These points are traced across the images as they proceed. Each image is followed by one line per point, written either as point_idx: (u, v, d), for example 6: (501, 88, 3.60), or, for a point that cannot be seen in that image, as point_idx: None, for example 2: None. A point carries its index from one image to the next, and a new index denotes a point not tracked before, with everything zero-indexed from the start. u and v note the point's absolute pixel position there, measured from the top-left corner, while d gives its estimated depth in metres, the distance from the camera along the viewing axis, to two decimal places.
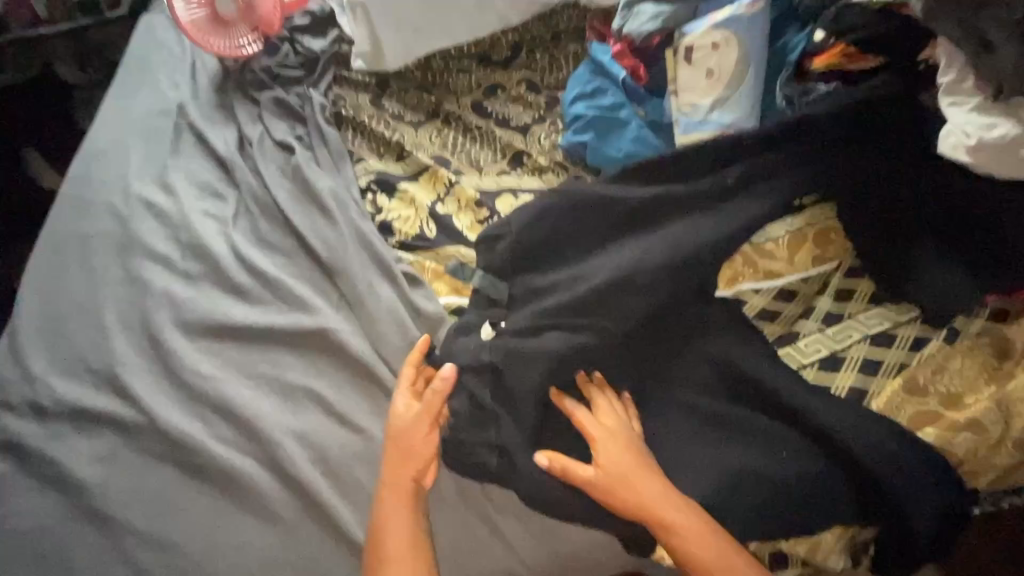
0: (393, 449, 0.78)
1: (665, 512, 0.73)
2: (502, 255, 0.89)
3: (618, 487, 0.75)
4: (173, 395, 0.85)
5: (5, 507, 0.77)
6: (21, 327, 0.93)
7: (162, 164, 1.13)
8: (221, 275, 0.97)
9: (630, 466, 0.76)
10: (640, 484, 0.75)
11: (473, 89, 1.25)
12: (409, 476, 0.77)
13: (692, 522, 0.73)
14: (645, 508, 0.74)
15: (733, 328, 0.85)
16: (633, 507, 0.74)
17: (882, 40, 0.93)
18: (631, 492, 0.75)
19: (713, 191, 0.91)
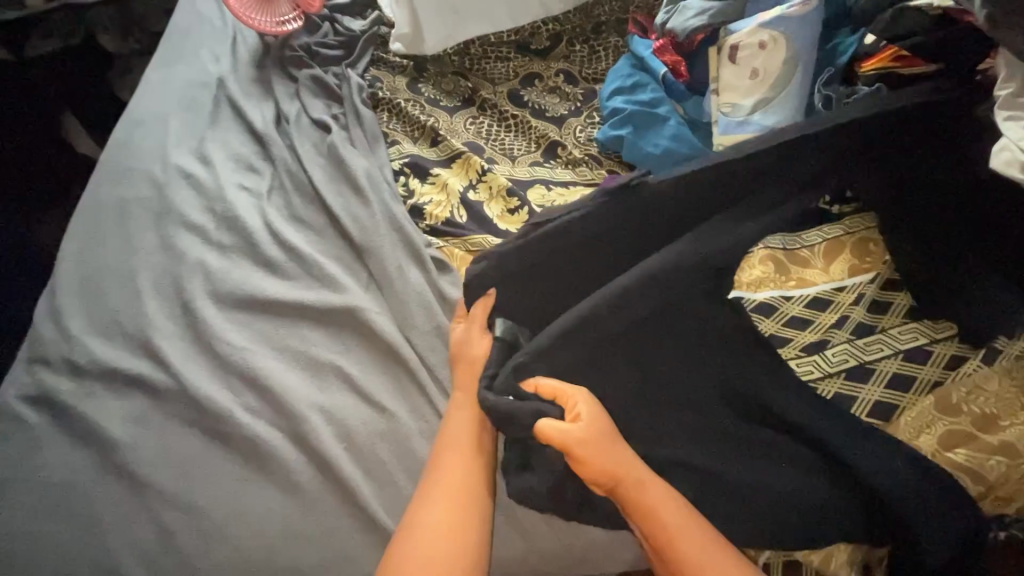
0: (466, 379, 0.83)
1: (643, 480, 0.73)
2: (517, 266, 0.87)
3: (600, 444, 0.73)
4: (204, 362, 0.86)
5: (36, 458, 0.79)
6: (61, 284, 0.96)
7: (201, 135, 1.14)
8: (254, 248, 0.98)
9: (607, 426, 0.75)
10: (621, 448, 0.74)
11: (510, 77, 1.24)
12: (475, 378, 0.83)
13: (671, 498, 0.72)
14: (621, 471, 0.72)
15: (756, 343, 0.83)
16: (613, 469, 0.72)
17: (934, 44, 0.89)
18: (611, 455, 0.73)
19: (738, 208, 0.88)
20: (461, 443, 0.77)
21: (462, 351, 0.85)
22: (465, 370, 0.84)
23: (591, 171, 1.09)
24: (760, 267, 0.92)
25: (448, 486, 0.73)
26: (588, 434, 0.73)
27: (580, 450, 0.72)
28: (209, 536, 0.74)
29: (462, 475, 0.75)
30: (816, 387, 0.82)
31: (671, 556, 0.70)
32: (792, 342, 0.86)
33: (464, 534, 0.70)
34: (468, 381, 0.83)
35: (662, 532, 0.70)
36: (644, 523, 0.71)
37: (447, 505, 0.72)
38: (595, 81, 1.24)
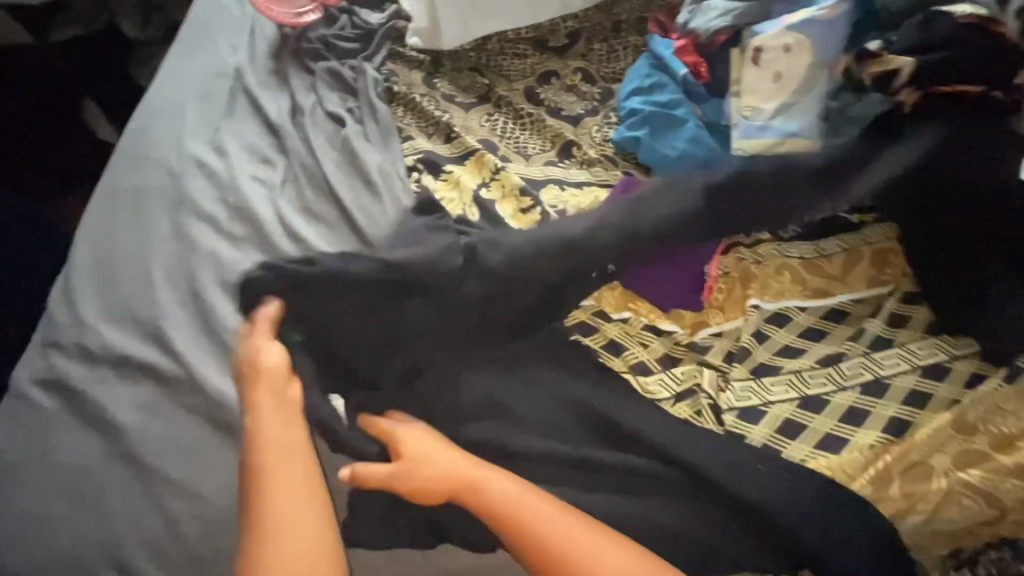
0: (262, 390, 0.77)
1: (482, 481, 0.71)
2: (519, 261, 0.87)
3: (420, 463, 0.72)
4: (212, 352, 0.86)
5: (48, 442, 0.80)
6: (76, 270, 0.97)
7: (216, 125, 1.15)
8: (266, 239, 0.98)
9: (427, 446, 0.74)
10: (449, 452, 0.74)
11: (527, 74, 1.23)
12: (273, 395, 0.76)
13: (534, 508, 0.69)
14: (450, 478, 0.72)
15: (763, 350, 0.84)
16: (440, 476, 0.72)
17: (952, 61, 0.86)
18: (435, 461, 0.73)
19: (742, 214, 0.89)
20: (273, 468, 0.71)
21: (251, 359, 0.79)
22: (252, 377, 0.78)
23: (606, 171, 1.08)
24: (776, 276, 0.90)
25: (272, 511, 0.68)
26: (405, 450, 0.74)
27: (400, 472, 0.72)
28: (213, 525, 0.74)
29: (288, 494, 0.70)
30: (830, 401, 0.79)
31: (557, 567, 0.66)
32: (807, 354, 0.83)
33: (310, 556, 0.66)
34: (259, 388, 0.77)
35: (539, 542, 0.67)
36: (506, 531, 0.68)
37: (280, 528, 0.67)
38: (613, 80, 1.22)
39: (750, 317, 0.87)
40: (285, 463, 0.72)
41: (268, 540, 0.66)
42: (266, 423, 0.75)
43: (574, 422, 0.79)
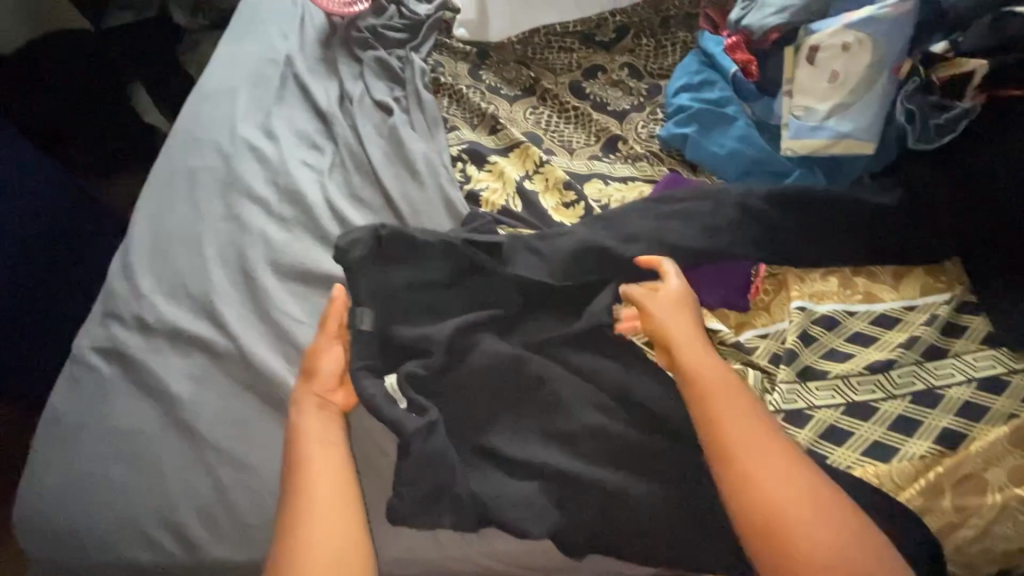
0: (308, 387, 0.78)
1: (703, 356, 0.76)
2: (565, 253, 0.87)
3: (675, 326, 0.79)
4: (261, 329, 0.89)
5: (106, 407, 0.83)
6: (133, 245, 1.01)
7: (267, 110, 1.18)
8: (314, 222, 1.00)
9: (686, 317, 0.80)
10: (695, 325, 0.79)
11: (573, 69, 1.22)
12: (316, 393, 0.78)
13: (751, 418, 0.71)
14: (681, 337, 0.77)
15: (810, 354, 0.83)
16: (676, 327, 0.78)
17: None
18: (681, 323, 0.79)
19: (794, 211, 0.90)
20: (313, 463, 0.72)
21: (306, 357, 0.80)
22: (303, 376, 0.79)
23: (652, 167, 1.07)
24: (823, 280, 0.89)
25: (312, 501, 0.69)
26: (663, 310, 0.80)
27: (654, 306, 0.80)
28: (262, 496, 0.77)
29: (326, 493, 0.70)
30: (880, 408, 0.77)
31: (724, 450, 0.70)
32: (857, 358, 0.82)
33: (341, 550, 0.67)
34: (306, 387, 0.79)
35: (735, 444, 0.70)
36: (696, 397, 0.73)
37: (315, 521, 0.68)
38: (660, 77, 1.21)
39: (798, 319, 0.85)
40: (323, 459, 0.73)
41: (302, 541, 0.67)
42: (308, 420, 0.76)
43: (618, 414, 0.80)
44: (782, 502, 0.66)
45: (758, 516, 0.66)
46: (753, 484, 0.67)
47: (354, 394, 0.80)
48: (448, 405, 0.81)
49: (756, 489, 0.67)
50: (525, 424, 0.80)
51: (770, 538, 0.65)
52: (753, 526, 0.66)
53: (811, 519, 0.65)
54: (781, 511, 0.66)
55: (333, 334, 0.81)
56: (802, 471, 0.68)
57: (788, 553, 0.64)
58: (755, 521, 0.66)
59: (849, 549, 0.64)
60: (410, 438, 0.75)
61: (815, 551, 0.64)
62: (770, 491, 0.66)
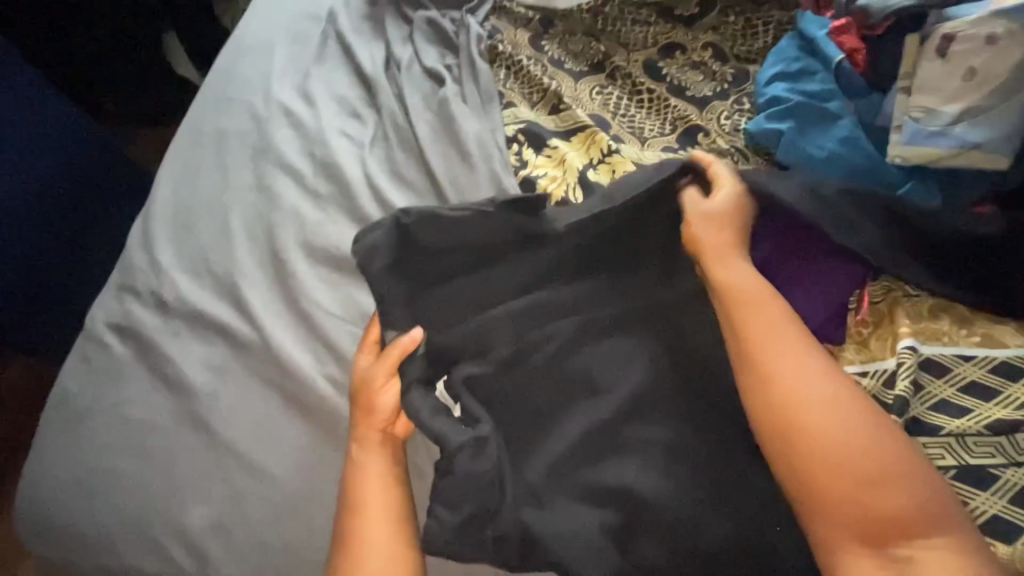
0: (367, 422, 0.71)
1: (734, 262, 0.72)
2: (635, 266, 0.78)
3: (712, 231, 0.74)
4: (289, 320, 0.80)
5: (119, 393, 0.76)
6: (156, 211, 0.92)
7: (305, 71, 1.06)
8: (352, 202, 0.90)
9: (729, 226, 0.74)
10: (733, 231, 0.74)
11: (648, 45, 1.08)
12: (376, 428, 0.70)
13: (786, 331, 0.66)
14: (714, 244, 0.73)
15: (917, 403, 0.72)
16: (710, 239, 0.73)
17: None
18: (717, 231, 0.74)
19: (906, 239, 0.79)
20: (374, 508, 0.65)
21: (362, 391, 0.72)
22: (362, 411, 0.71)
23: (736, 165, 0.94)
24: (934, 318, 0.78)
25: (371, 557, 0.63)
26: (704, 215, 0.75)
27: (690, 212, 0.76)
28: (283, 510, 0.69)
29: (384, 545, 0.64)
30: (1001, 478, 0.66)
31: (744, 352, 0.66)
32: (975, 415, 0.70)
33: None
34: (367, 423, 0.71)
35: (759, 347, 0.65)
36: (727, 304, 0.69)
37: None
38: (746, 61, 1.06)
39: (908, 362, 0.73)
40: (382, 506, 0.66)
41: None
42: (369, 462, 0.69)
43: (687, 455, 0.69)
44: (805, 414, 0.61)
45: (769, 415, 0.62)
46: (768, 388, 0.63)
47: (411, 424, 0.72)
48: (501, 425, 0.73)
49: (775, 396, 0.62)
50: (582, 455, 0.71)
51: (787, 443, 0.61)
52: (772, 440, 0.62)
53: (832, 429, 0.59)
54: (801, 419, 0.61)
55: (391, 369, 0.72)
56: (828, 374, 0.63)
57: (802, 460, 0.60)
58: (770, 424, 0.62)
59: (879, 460, 0.58)
60: (449, 454, 0.66)
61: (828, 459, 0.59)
62: (792, 402, 0.61)
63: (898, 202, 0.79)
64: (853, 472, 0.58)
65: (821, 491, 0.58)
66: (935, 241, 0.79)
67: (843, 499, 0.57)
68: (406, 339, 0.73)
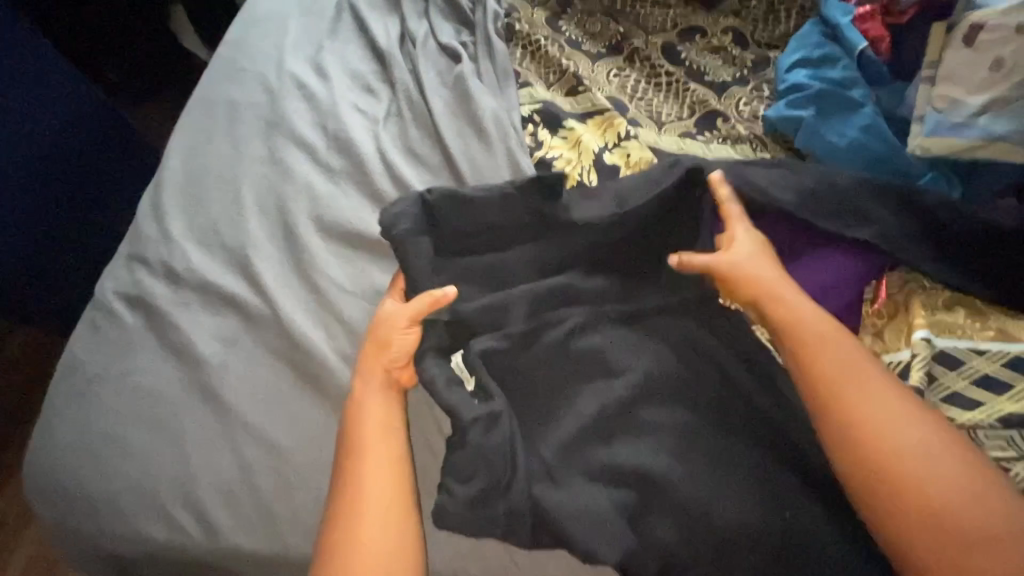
0: (374, 359, 0.71)
1: (784, 291, 0.71)
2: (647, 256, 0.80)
3: (754, 263, 0.73)
4: (300, 294, 0.79)
5: (129, 362, 0.75)
6: (166, 182, 0.91)
7: (319, 44, 1.05)
8: (365, 178, 0.89)
9: (765, 256, 0.74)
10: (771, 260, 0.74)
11: (667, 27, 1.06)
12: (382, 366, 0.70)
13: (849, 360, 0.66)
14: (762, 275, 0.72)
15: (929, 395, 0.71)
16: (757, 270, 0.73)
17: None
18: (755, 264, 0.73)
19: (923, 231, 0.78)
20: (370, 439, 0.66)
21: (378, 327, 0.72)
22: (371, 346, 0.71)
23: (753, 152, 0.93)
24: (948, 312, 0.77)
25: (364, 484, 0.64)
26: (739, 250, 0.75)
27: (720, 257, 0.74)
28: (290, 483, 0.69)
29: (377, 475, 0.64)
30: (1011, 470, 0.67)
31: (819, 396, 0.66)
32: (986, 407, 0.70)
33: (384, 532, 0.62)
34: (374, 362, 0.71)
35: (828, 384, 0.65)
36: (791, 339, 0.69)
37: (372, 522, 0.62)
38: (767, 47, 1.05)
39: (922, 352, 0.73)
40: (380, 439, 0.67)
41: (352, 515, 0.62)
42: (372, 402, 0.69)
43: (698, 441, 0.70)
44: (895, 448, 0.61)
45: (860, 458, 0.62)
46: (851, 427, 0.63)
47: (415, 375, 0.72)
48: (515, 404, 0.73)
49: (863, 434, 0.62)
50: (592, 438, 0.71)
51: (881, 485, 0.60)
52: (868, 481, 0.61)
53: (923, 459, 0.60)
54: (893, 457, 0.61)
55: (417, 314, 0.72)
56: (895, 395, 0.64)
57: (906, 500, 0.59)
58: (864, 469, 0.61)
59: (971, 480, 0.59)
60: (457, 427, 0.67)
61: (930, 493, 0.59)
62: (879, 439, 0.61)
63: (916, 195, 0.79)
64: (950, 494, 0.58)
65: (933, 527, 0.58)
66: (953, 233, 0.78)
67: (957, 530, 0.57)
68: (439, 293, 0.72)
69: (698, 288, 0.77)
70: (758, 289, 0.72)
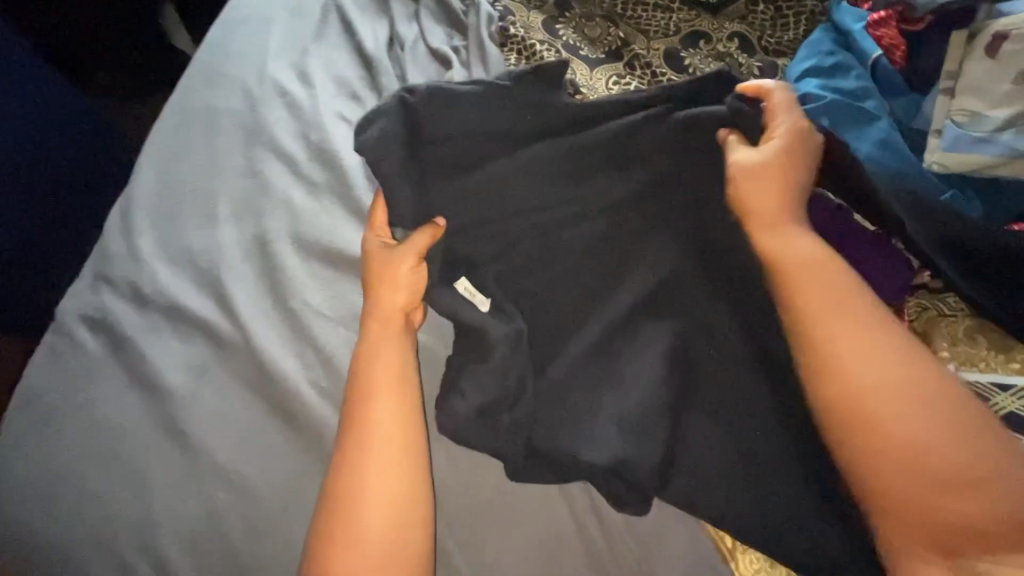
0: (388, 297, 0.69)
1: (782, 219, 0.67)
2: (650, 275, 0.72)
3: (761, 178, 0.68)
4: (276, 319, 0.74)
5: (90, 394, 0.70)
6: (136, 195, 0.86)
7: (303, 48, 0.99)
8: (347, 191, 0.83)
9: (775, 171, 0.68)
10: (781, 195, 0.68)
11: (670, 33, 1.01)
12: (398, 306, 0.68)
13: (847, 293, 0.62)
14: (764, 196, 0.68)
15: None
16: (758, 192, 0.68)
17: None
18: (763, 177, 0.68)
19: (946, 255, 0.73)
20: (381, 382, 0.64)
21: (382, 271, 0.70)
22: (378, 288, 0.69)
23: None
24: (970, 342, 0.72)
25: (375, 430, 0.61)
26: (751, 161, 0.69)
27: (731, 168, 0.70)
28: (260, 529, 0.64)
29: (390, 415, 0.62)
30: None
31: (808, 323, 0.61)
32: None
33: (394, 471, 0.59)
34: (387, 303, 0.69)
35: (819, 313, 0.61)
36: (786, 265, 0.64)
37: (377, 467, 0.59)
38: (774, 54, 0.99)
39: None
40: (394, 382, 0.64)
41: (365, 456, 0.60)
42: (385, 344, 0.67)
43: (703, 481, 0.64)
44: (874, 383, 0.57)
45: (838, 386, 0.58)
46: (836, 355, 0.59)
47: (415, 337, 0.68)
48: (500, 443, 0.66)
49: (845, 366, 0.58)
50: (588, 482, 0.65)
51: (854, 415, 0.57)
52: (839, 410, 0.58)
53: (902, 398, 0.56)
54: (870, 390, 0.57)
55: (422, 250, 0.70)
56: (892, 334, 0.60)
57: (870, 432, 0.57)
58: (839, 397, 0.58)
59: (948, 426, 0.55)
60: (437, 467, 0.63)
61: (897, 428, 0.56)
62: (858, 373, 0.58)
63: (937, 213, 0.73)
64: (920, 433, 0.55)
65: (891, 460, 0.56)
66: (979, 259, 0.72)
67: (914, 467, 0.55)
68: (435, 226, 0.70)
69: (702, 314, 0.71)
70: (759, 210, 0.67)
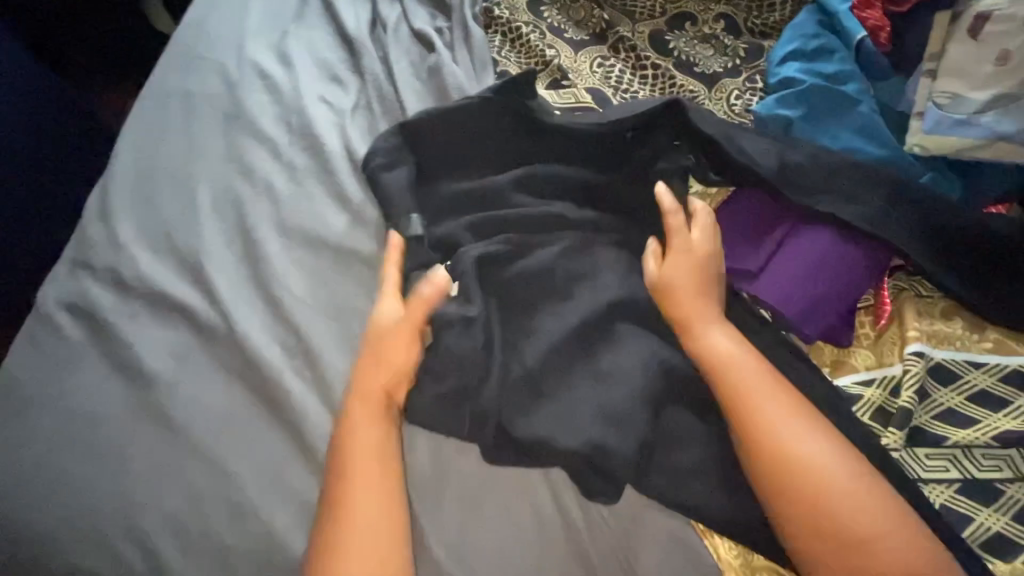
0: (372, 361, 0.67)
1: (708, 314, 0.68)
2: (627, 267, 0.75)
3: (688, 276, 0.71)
4: (259, 306, 0.74)
5: (70, 381, 0.70)
6: (114, 181, 0.84)
7: (283, 29, 0.97)
8: (330, 175, 0.83)
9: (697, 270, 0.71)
10: (705, 289, 0.70)
11: (655, 14, 1.00)
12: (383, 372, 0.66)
13: (771, 392, 0.63)
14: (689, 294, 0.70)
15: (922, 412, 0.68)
16: (684, 286, 0.70)
17: None
18: (686, 271, 0.71)
19: (923, 236, 0.74)
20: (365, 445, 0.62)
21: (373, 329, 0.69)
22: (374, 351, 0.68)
23: None
24: (943, 321, 0.73)
25: (357, 496, 0.59)
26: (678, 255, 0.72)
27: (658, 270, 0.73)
28: (243, 512, 0.64)
29: (373, 483, 0.60)
30: (1007, 493, 0.63)
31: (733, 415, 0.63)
32: (981, 425, 0.67)
33: (375, 533, 0.57)
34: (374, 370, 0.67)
35: (746, 407, 0.62)
36: (709, 360, 0.66)
37: (357, 531, 0.57)
38: (760, 35, 0.99)
39: (916, 369, 0.68)
40: (377, 449, 0.62)
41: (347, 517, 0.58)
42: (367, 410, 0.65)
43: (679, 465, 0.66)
44: (803, 478, 0.58)
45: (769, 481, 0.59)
46: (761, 449, 0.60)
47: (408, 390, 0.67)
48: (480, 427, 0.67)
49: (774, 462, 0.59)
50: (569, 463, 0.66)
51: (789, 511, 0.57)
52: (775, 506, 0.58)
53: (832, 497, 0.56)
54: (802, 486, 0.57)
55: (415, 317, 0.69)
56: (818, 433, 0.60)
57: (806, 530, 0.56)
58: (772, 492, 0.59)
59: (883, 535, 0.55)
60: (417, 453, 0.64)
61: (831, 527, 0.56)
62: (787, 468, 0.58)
63: (914, 197, 0.74)
64: (850, 534, 0.55)
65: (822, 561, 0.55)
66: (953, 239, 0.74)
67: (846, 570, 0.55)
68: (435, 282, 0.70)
69: None
70: (686, 302, 0.69)
